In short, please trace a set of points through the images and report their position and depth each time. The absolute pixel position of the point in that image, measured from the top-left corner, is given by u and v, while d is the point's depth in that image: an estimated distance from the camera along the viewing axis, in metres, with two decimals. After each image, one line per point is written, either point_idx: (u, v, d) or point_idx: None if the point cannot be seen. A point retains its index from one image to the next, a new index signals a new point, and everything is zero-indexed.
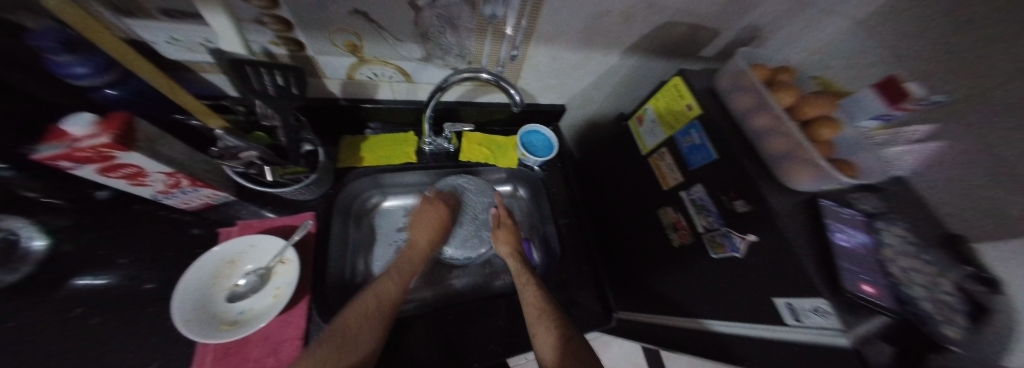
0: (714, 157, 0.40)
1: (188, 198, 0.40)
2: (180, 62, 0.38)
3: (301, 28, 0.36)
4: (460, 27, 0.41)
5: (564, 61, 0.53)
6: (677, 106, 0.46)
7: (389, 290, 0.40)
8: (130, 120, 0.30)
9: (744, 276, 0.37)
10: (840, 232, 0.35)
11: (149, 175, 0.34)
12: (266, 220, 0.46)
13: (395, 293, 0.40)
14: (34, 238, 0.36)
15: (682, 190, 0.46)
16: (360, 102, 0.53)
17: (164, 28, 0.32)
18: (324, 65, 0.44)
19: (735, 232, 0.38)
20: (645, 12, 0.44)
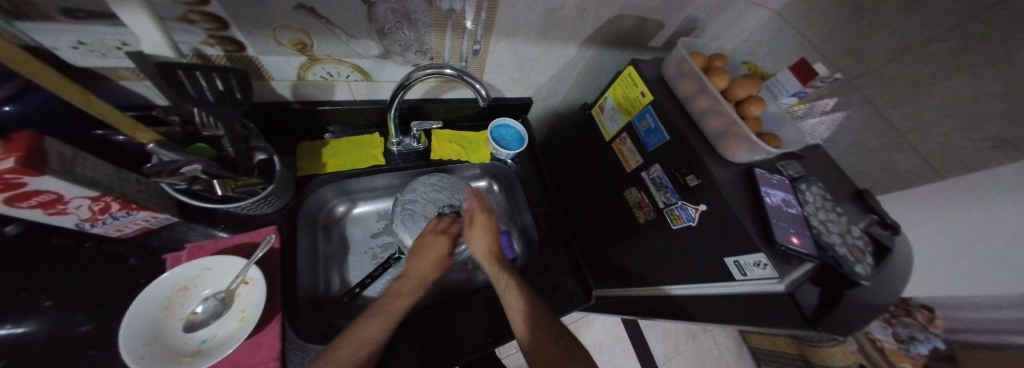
0: (666, 138, 0.45)
1: (120, 224, 0.36)
2: (90, 70, 0.33)
3: (238, 26, 0.33)
4: (418, 22, 0.41)
5: (526, 55, 0.54)
6: (631, 93, 0.50)
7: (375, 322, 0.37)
8: (37, 139, 0.25)
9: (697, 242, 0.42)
10: (772, 197, 0.40)
11: (69, 202, 0.30)
12: (221, 240, 0.42)
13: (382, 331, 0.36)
14: None
15: (642, 170, 0.50)
16: (315, 105, 0.49)
17: (68, 31, 0.28)
18: (269, 66, 0.40)
19: (688, 204, 0.42)
20: (597, 5, 0.46)
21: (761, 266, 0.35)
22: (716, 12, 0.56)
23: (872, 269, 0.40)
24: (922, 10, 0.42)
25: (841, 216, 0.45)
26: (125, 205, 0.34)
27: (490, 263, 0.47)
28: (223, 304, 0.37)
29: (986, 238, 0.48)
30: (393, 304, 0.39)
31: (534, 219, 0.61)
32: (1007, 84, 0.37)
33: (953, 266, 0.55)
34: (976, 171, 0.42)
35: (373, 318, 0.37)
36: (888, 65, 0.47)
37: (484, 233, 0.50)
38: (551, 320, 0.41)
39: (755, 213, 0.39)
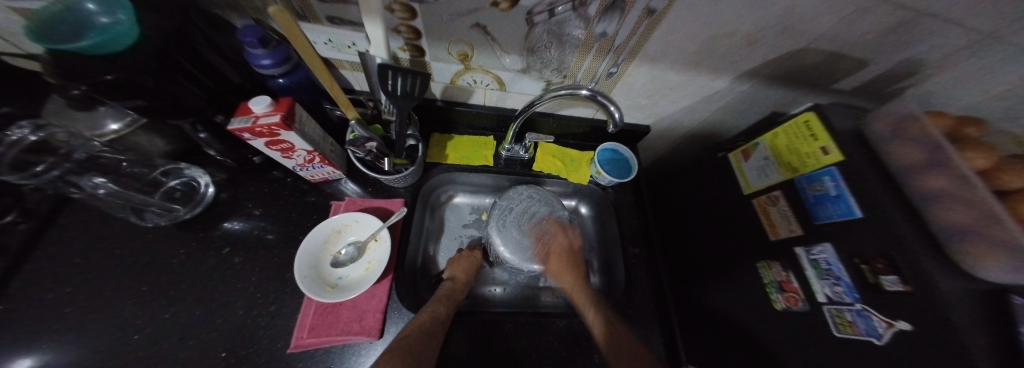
0: (854, 215, 0.33)
1: (315, 172, 0.48)
2: (328, 59, 0.45)
3: (427, 37, 0.40)
4: (566, 43, 0.42)
5: (662, 82, 0.50)
6: (804, 146, 0.40)
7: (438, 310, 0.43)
8: (292, 106, 0.38)
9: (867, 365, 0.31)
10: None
11: (296, 151, 0.42)
12: (365, 199, 0.51)
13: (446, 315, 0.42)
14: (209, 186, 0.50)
15: (800, 245, 0.40)
16: (453, 104, 0.56)
17: (326, 31, 0.39)
18: (435, 71, 0.48)
19: (875, 313, 0.31)
20: (776, 37, 0.39)
21: None
22: None
23: None
24: None
25: None
26: (321, 159, 0.45)
27: (575, 290, 0.51)
28: (357, 253, 0.45)
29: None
30: (453, 295, 0.46)
31: (623, 256, 0.56)
32: None
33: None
34: None
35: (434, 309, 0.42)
36: None
37: (565, 264, 0.54)
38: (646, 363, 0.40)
39: None
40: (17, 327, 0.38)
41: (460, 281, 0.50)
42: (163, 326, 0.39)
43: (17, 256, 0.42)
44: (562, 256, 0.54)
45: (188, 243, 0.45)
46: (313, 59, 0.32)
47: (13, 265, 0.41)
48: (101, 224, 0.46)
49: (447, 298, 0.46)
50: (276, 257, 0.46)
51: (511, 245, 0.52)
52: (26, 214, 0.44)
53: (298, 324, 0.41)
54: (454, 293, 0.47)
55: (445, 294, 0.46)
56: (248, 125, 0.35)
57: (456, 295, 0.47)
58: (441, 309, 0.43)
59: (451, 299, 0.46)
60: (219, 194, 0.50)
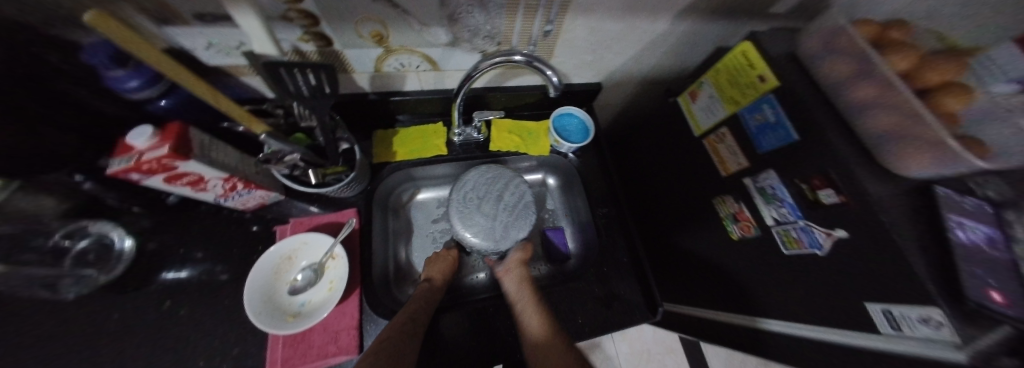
0: (791, 138, 0.34)
1: (244, 199, 0.43)
2: (218, 67, 0.38)
3: (327, 21, 0.35)
4: (490, 4, 0.37)
5: (603, 33, 0.47)
6: (744, 77, 0.40)
7: (413, 308, 0.42)
8: (184, 130, 0.31)
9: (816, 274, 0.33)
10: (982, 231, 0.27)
11: (208, 181, 0.36)
12: (315, 217, 0.48)
13: (424, 315, 0.42)
14: (126, 238, 0.42)
15: (747, 176, 0.41)
16: (389, 95, 0.51)
17: (202, 33, 0.32)
18: (352, 60, 0.42)
19: (816, 227, 0.32)
20: None
21: (932, 325, 0.23)
22: None
23: None
24: None
25: None
26: (246, 184, 0.39)
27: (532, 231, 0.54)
28: (315, 275, 0.43)
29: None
30: (430, 294, 0.45)
31: (593, 218, 0.56)
32: None
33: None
34: None
35: (413, 310, 0.41)
36: None
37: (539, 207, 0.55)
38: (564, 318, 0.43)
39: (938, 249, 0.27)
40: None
41: (438, 281, 0.48)
42: None
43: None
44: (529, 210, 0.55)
45: (115, 307, 0.39)
46: (184, 77, 0.26)
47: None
48: None
49: (425, 297, 0.44)
50: (226, 299, 0.42)
51: (479, 232, 0.49)
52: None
53: (267, 360, 0.38)
54: (433, 293, 0.46)
55: (423, 293, 0.45)
56: (131, 163, 0.28)
57: (435, 293, 0.46)
58: (418, 307, 0.42)
59: (429, 299, 0.44)
60: (141, 245, 0.43)
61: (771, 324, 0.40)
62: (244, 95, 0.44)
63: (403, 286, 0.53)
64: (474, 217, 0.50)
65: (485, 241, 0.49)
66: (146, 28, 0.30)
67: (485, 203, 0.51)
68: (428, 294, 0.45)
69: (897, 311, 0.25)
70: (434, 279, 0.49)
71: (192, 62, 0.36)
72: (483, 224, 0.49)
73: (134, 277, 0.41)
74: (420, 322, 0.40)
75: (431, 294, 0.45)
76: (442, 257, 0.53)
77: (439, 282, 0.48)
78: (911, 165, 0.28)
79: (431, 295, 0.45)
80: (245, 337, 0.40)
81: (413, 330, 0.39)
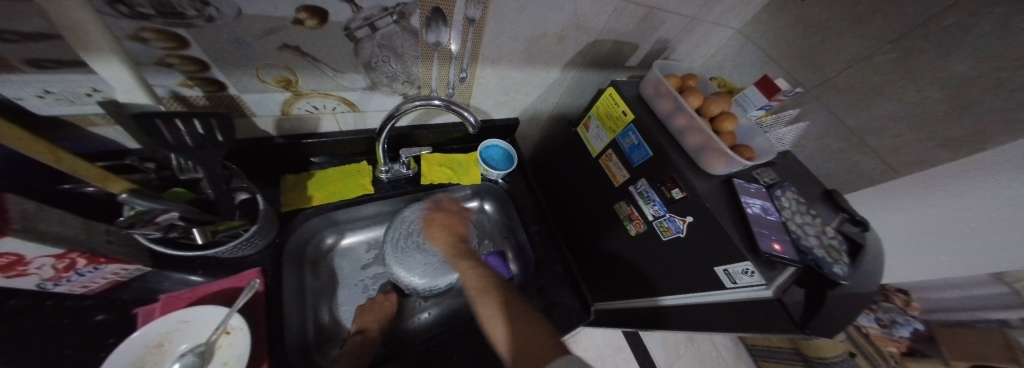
0: (649, 154, 0.47)
1: (86, 280, 0.33)
2: (55, 117, 0.31)
3: (219, 66, 0.33)
4: (405, 55, 0.42)
5: (511, 79, 0.56)
6: (614, 112, 0.53)
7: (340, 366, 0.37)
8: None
9: (688, 252, 0.44)
10: (758, 207, 0.42)
11: (31, 262, 0.27)
12: (202, 285, 0.39)
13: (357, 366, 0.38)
14: None
15: (630, 184, 0.52)
16: (301, 138, 0.49)
17: (35, 81, 0.26)
18: (253, 104, 0.40)
19: (676, 216, 0.44)
20: (575, 32, 0.50)
21: (749, 274, 0.37)
22: (683, 35, 0.62)
23: (849, 268, 0.41)
24: (861, 28, 0.50)
25: (815, 217, 0.47)
26: (93, 259, 0.31)
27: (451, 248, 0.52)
28: (199, 361, 0.33)
29: (962, 208, 0.53)
30: (363, 346, 0.41)
31: (527, 234, 0.62)
32: (944, 88, 0.44)
33: (918, 234, 0.63)
34: (927, 167, 0.48)
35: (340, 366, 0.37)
36: (842, 75, 0.53)
37: (443, 226, 0.54)
38: (530, 313, 0.43)
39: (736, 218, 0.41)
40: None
41: (373, 330, 0.45)
42: None
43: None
44: (442, 225, 0.54)
45: None
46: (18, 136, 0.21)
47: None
48: None
49: (356, 350, 0.40)
50: None
51: (418, 269, 0.49)
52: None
53: None
54: (368, 344, 0.42)
55: (354, 347, 0.41)
56: None
57: (370, 344, 0.42)
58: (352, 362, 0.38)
59: (362, 352, 0.41)
60: None
61: (668, 300, 0.51)
62: (85, 152, 0.36)
63: (329, 347, 0.47)
64: (413, 253, 0.50)
65: (425, 279, 0.49)
66: None
67: (426, 238, 0.52)
68: (362, 347, 0.41)
69: (730, 267, 0.39)
70: (370, 330, 0.45)
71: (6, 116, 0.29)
72: (419, 263, 0.49)
73: None
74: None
75: (366, 345, 0.42)
76: (375, 302, 0.50)
77: (377, 332, 0.44)
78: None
79: (365, 349, 0.41)
80: None
81: None
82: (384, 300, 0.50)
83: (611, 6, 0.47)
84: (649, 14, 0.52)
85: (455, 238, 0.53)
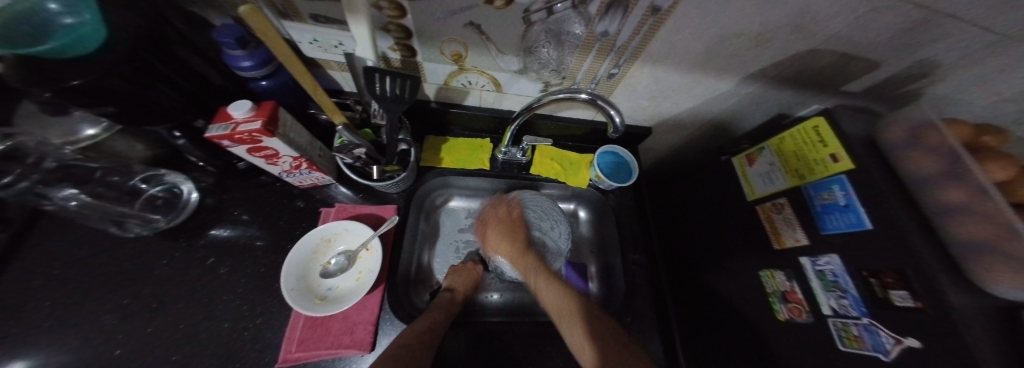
0: (864, 227, 0.32)
1: (303, 178, 0.47)
2: (314, 60, 0.43)
3: (419, 37, 0.38)
4: (565, 43, 0.40)
5: (665, 84, 0.48)
6: (813, 153, 0.39)
7: (426, 319, 0.41)
8: (274, 109, 0.36)
9: None
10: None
11: (281, 157, 0.40)
12: (358, 206, 0.50)
13: (437, 325, 0.41)
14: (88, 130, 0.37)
15: (805, 255, 0.38)
16: (449, 106, 0.55)
17: (313, 30, 0.37)
18: (428, 72, 0.46)
19: (885, 329, 0.30)
20: (786, 36, 0.38)
21: None
22: None
23: None
24: None
25: None
26: (309, 165, 0.43)
27: (514, 257, 0.49)
28: (347, 262, 0.44)
29: None
30: (449, 305, 0.45)
31: (623, 262, 0.54)
32: None
33: None
34: None
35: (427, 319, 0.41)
36: None
37: (503, 229, 0.52)
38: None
39: None
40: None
41: (459, 293, 0.48)
42: (142, 341, 0.38)
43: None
44: (497, 225, 0.53)
45: (167, 254, 0.44)
46: (298, 68, 0.31)
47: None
48: (74, 235, 0.43)
49: (444, 307, 0.44)
50: (266, 266, 0.45)
51: (509, 254, 0.50)
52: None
53: (286, 337, 0.39)
54: (452, 304, 0.46)
55: (443, 303, 0.45)
56: (228, 131, 0.33)
57: (454, 305, 0.46)
58: (438, 317, 0.42)
59: (448, 309, 0.44)
60: (203, 200, 0.48)
61: None
62: (324, 85, 0.49)
63: (421, 289, 0.54)
64: (509, 238, 0.51)
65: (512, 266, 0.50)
66: (270, 17, 0.35)
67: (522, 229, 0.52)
68: (447, 310, 0.44)
69: None
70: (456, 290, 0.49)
71: (296, 52, 0.41)
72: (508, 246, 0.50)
73: (187, 230, 0.46)
74: (437, 328, 0.40)
75: (450, 305, 0.45)
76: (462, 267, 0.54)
77: (461, 296, 0.48)
78: (992, 280, 0.26)
79: (450, 310, 0.44)
80: (268, 305, 0.42)
81: (426, 339, 0.37)
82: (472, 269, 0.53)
83: (868, 5, 0.32)
84: (935, 22, 0.34)
85: (518, 241, 0.50)
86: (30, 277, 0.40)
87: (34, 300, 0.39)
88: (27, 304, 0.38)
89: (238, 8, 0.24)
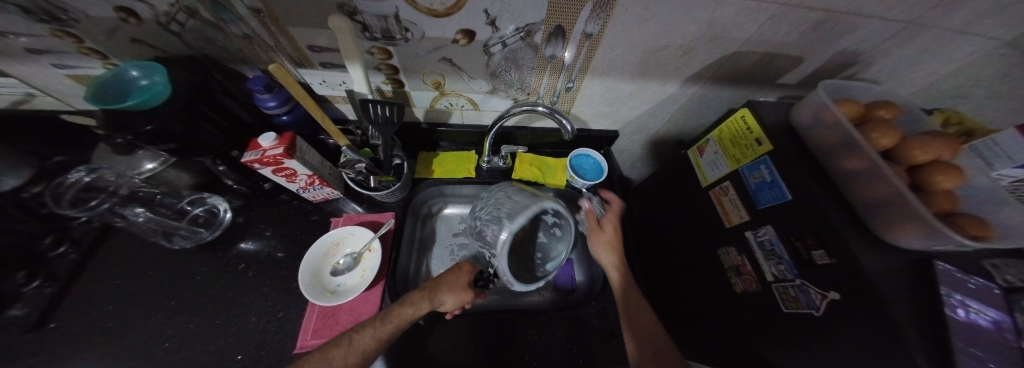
0: (786, 198, 0.37)
1: (316, 193, 0.55)
2: (323, 96, 0.53)
3: (404, 72, 0.48)
4: (523, 66, 0.48)
5: (618, 91, 0.55)
6: (744, 139, 0.44)
7: (363, 335, 0.39)
8: (293, 137, 0.46)
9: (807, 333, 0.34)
10: (961, 307, 0.29)
11: (298, 176, 0.49)
12: (362, 215, 0.58)
13: (371, 341, 0.39)
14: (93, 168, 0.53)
15: (748, 229, 0.43)
16: (437, 125, 0.64)
17: (321, 74, 0.47)
18: (415, 98, 0.55)
19: (812, 287, 0.34)
20: (706, 45, 0.45)
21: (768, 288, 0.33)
22: (886, 47, 0.45)
23: None
24: None
25: None
26: (320, 181, 0.52)
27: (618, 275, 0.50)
28: (353, 262, 0.51)
29: None
30: (398, 317, 0.42)
31: None
32: None
33: None
34: None
35: (360, 334, 0.39)
36: None
37: (610, 242, 0.53)
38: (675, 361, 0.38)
39: (926, 321, 0.29)
40: (47, 354, 0.43)
41: (428, 299, 0.45)
42: (187, 335, 0.45)
43: (57, 288, 0.48)
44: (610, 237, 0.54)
45: (206, 264, 0.52)
46: (309, 104, 0.40)
47: (46, 305, 0.47)
48: (133, 252, 0.52)
49: (395, 318, 0.42)
50: (285, 270, 0.53)
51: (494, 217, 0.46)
52: (50, 277, 0.49)
53: (302, 328, 0.46)
54: (410, 313, 0.43)
55: (397, 314, 0.43)
56: (258, 156, 0.42)
57: (407, 314, 0.43)
58: (382, 331, 0.40)
59: (399, 322, 0.42)
60: (235, 218, 0.57)
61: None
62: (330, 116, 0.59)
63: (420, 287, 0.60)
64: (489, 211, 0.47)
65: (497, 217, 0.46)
66: (289, 68, 0.46)
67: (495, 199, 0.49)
68: (396, 321, 0.42)
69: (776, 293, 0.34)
70: (421, 294, 0.46)
71: (309, 92, 0.52)
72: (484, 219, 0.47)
73: (222, 243, 0.55)
74: (367, 347, 0.38)
75: (399, 317, 0.42)
76: (450, 271, 0.51)
77: (423, 303, 0.45)
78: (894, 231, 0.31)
79: (397, 322, 0.42)
80: (287, 303, 0.49)
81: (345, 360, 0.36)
82: (455, 277, 0.50)
83: (761, 15, 0.39)
84: (827, 21, 0.40)
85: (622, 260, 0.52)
86: (98, 288, 0.49)
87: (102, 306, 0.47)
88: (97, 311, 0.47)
89: (267, 66, 0.33)
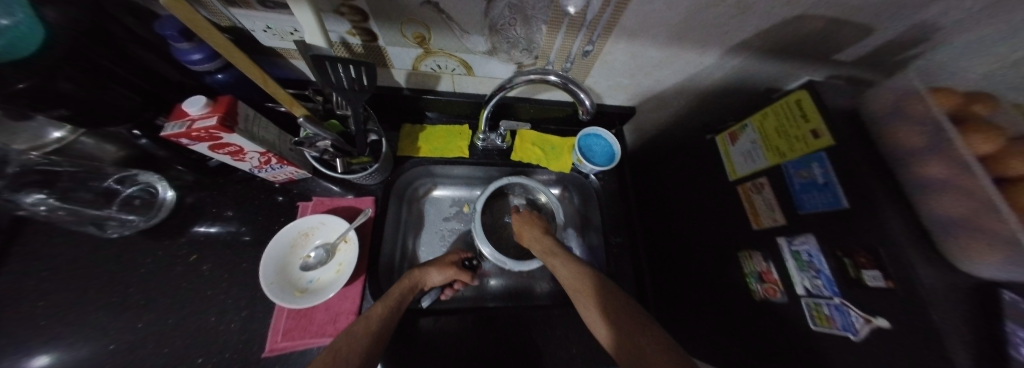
0: (839, 205, 0.31)
1: (276, 173, 0.46)
2: (273, 49, 0.41)
3: (376, 19, 0.36)
4: (532, 20, 0.37)
5: (644, 59, 0.46)
6: (793, 129, 0.37)
7: (370, 316, 0.37)
8: (232, 103, 0.35)
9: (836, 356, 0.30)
10: None
11: (247, 153, 0.39)
12: (336, 199, 0.50)
13: (380, 317, 0.37)
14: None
15: (781, 235, 0.38)
16: (422, 92, 0.53)
17: (262, 18, 0.35)
18: (393, 57, 0.44)
19: (855, 309, 0.29)
20: (771, 2, 0.34)
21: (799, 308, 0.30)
22: None
23: None
24: None
25: None
26: (279, 160, 0.43)
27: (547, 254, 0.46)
28: (326, 254, 0.44)
29: None
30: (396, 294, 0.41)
31: (605, 245, 0.55)
32: None
33: None
34: None
35: (366, 316, 0.36)
36: None
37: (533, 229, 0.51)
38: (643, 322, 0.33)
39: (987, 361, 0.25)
40: None
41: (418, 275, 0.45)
42: (137, 335, 0.39)
43: None
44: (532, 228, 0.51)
45: (152, 252, 0.44)
46: (245, 63, 0.29)
47: None
48: (60, 236, 0.44)
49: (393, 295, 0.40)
50: (248, 261, 0.46)
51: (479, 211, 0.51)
52: None
53: (271, 328, 0.41)
54: (407, 288, 0.42)
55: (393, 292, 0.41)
56: (183, 129, 0.32)
57: (402, 289, 0.42)
58: (386, 307, 0.38)
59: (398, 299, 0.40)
60: (181, 199, 0.48)
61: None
62: (287, 75, 0.48)
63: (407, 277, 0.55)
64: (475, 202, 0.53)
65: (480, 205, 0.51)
66: (216, 6, 0.33)
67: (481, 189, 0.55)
68: (397, 298, 0.40)
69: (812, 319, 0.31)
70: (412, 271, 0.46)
71: (252, 42, 0.39)
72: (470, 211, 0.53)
73: (170, 228, 0.46)
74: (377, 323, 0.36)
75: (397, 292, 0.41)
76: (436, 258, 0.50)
77: (415, 278, 0.44)
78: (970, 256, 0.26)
79: (398, 297, 0.40)
80: (252, 299, 0.43)
81: (362, 342, 0.33)
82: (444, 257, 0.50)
83: None
84: None
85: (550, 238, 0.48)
86: (21, 278, 0.41)
87: (29, 299, 0.40)
88: (22, 305, 0.40)
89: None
